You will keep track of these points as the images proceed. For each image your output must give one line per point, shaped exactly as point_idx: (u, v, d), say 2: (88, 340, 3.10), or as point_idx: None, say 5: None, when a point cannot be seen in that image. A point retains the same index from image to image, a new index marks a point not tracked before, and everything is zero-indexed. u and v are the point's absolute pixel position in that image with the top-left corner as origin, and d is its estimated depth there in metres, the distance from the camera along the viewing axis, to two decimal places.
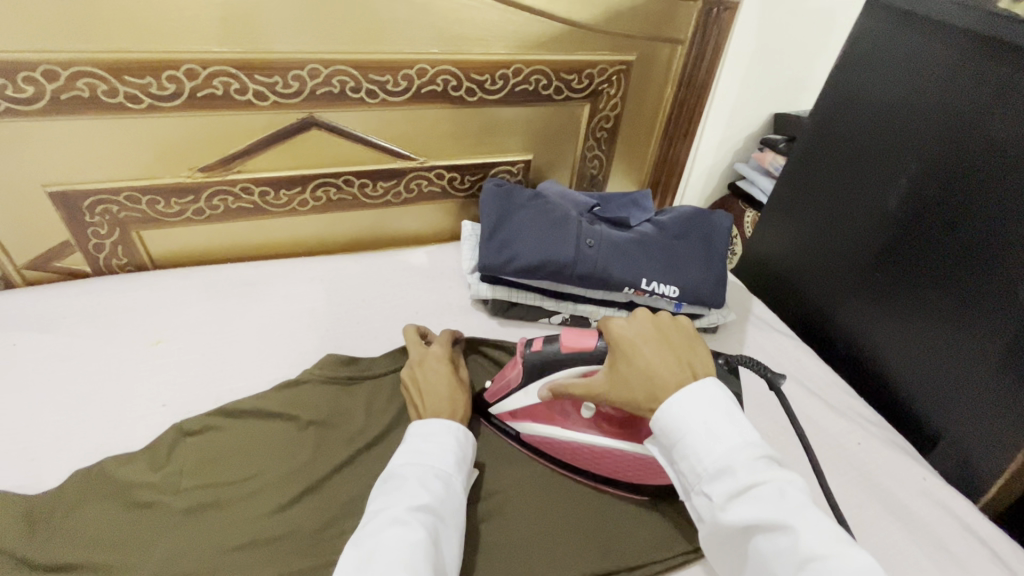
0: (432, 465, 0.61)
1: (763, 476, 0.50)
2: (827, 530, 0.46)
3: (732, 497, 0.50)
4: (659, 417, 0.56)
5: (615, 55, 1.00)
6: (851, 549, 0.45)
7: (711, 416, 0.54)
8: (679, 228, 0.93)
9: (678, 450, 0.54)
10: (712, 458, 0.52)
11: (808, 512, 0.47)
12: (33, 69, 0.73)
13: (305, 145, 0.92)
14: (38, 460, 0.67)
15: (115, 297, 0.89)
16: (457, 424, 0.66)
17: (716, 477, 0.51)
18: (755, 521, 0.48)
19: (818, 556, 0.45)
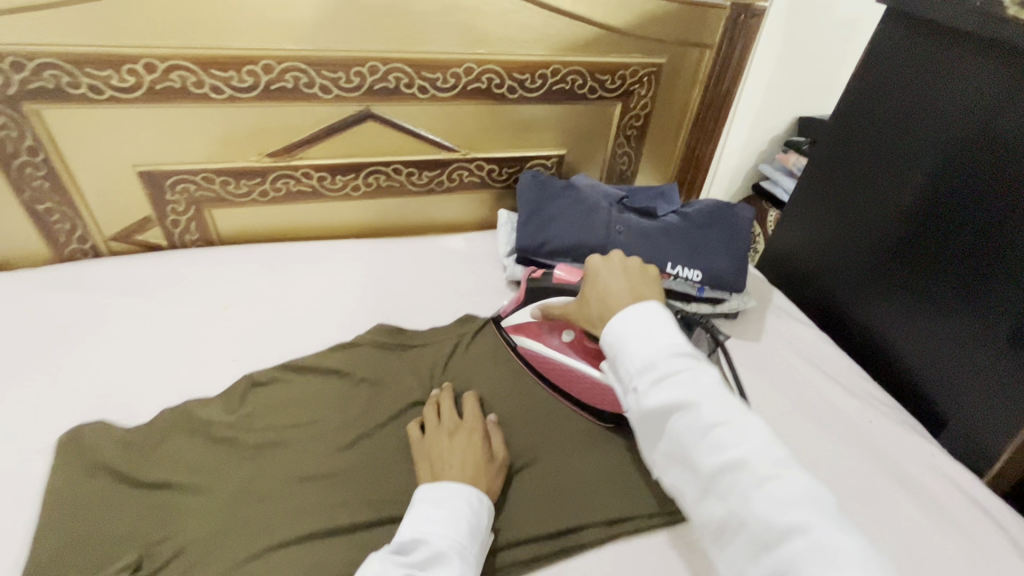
0: (445, 536, 0.58)
1: (683, 365, 0.55)
2: (724, 404, 0.53)
3: (656, 386, 0.55)
4: (605, 327, 0.61)
5: (647, 58, 1.07)
6: (745, 419, 0.52)
7: (648, 322, 0.59)
8: (704, 219, 0.99)
9: (613, 350, 0.59)
10: (640, 356, 0.56)
11: (715, 391, 0.54)
12: (136, 62, 0.83)
13: (361, 135, 1.01)
14: (130, 399, 0.77)
15: (189, 267, 0.99)
16: (471, 489, 0.64)
17: (643, 372, 0.56)
18: (671, 401, 0.53)
19: (722, 423, 0.51)
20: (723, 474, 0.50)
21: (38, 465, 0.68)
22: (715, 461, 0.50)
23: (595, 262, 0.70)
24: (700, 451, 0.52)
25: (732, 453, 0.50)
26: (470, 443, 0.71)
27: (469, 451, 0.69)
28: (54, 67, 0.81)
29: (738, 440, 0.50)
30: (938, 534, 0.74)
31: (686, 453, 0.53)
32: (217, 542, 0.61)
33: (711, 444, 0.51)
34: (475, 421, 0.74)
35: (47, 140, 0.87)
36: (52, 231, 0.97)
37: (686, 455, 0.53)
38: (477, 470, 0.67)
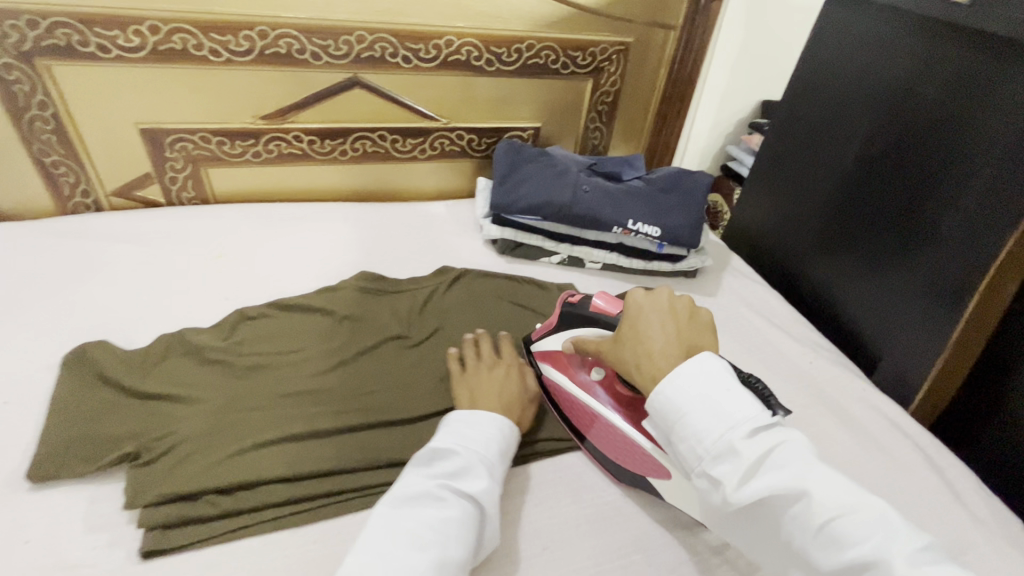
0: (478, 452, 0.64)
1: (768, 447, 0.52)
2: (836, 489, 0.50)
3: (745, 477, 0.52)
4: (654, 398, 0.58)
5: (615, 37, 1.16)
6: (860, 498, 0.49)
7: (711, 392, 0.56)
8: (667, 182, 1.08)
9: (677, 432, 0.56)
10: (713, 439, 0.53)
11: (816, 474, 0.51)
12: (141, 23, 0.91)
13: (349, 102, 1.09)
14: (130, 327, 0.84)
15: (185, 220, 1.06)
16: (503, 418, 0.70)
17: (722, 456, 0.53)
18: (771, 496, 0.50)
19: (837, 514, 0.49)
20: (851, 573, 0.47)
21: (44, 379, 0.74)
22: (836, 558, 0.48)
23: (637, 297, 0.65)
24: (819, 546, 0.49)
25: (859, 549, 0.47)
26: (506, 380, 0.77)
27: (503, 387, 0.76)
28: (66, 25, 0.89)
29: (863, 534, 0.47)
30: (862, 454, 0.82)
31: (797, 545, 0.50)
32: (209, 439, 0.68)
33: (829, 539, 0.48)
34: (511, 360, 0.81)
35: (56, 95, 0.94)
36: (57, 184, 1.04)
37: (800, 550, 0.50)
38: (510, 403, 0.74)
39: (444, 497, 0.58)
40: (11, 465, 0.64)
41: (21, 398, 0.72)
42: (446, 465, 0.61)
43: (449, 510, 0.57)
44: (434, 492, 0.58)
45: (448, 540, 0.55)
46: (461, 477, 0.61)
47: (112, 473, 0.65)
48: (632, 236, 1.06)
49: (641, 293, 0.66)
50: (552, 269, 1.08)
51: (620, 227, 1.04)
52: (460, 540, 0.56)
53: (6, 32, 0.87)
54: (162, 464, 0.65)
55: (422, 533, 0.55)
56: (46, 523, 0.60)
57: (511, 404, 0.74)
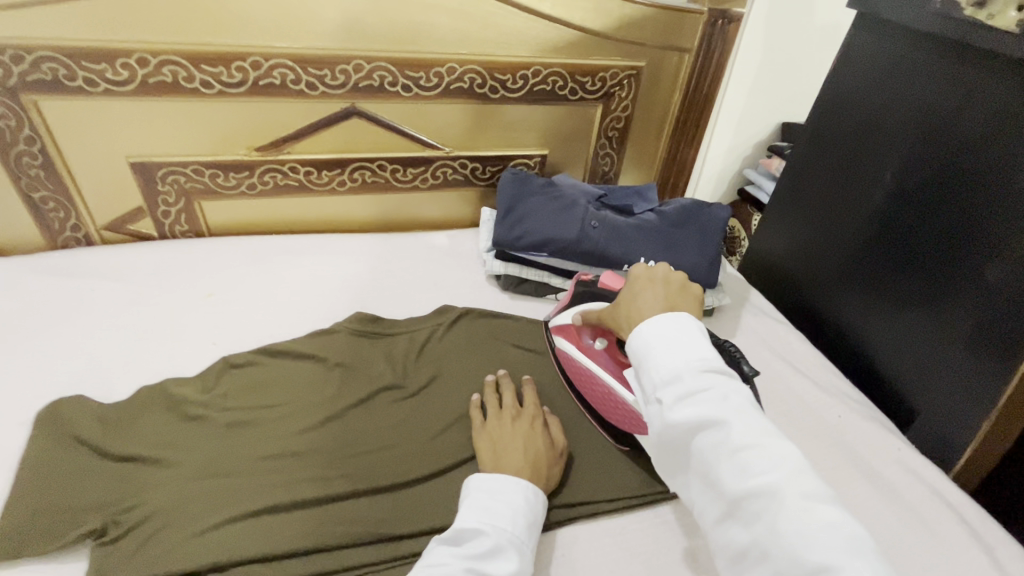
0: (505, 529, 0.59)
1: (714, 383, 0.52)
2: (760, 428, 0.49)
3: (683, 401, 0.52)
4: (631, 337, 0.59)
5: (626, 61, 1.10)
6: (779, 443, 0.49)
7: (677, 332, 0.56)
8: (680, 217, 1.01)
9: (637, 361, 0.57)
10: (667, 367, 0.54)
11: (748, 414, 0.50)
12: (130, 56, 0.87)
13: (347, 131, 1.04)
14: (110, 377, 0.79)
15: (176, 255, 1.02)
16: (528, 483, 0.65)
17: (668, 382, 0.53)
18: (696, 419, 0.50)
19: (752, 446, 0.48)
20: (750, 499, 0.47)
21: (15, 437, 0.70)
22: (740, 485, 0.47)
23: (636, 269, 0.67)
24: (728, 473, 0.48)
25: (762, 480, 0.47)
26: (532, 433, 0.73)
27: (530, 441, 0.71)
28: (52, 60, 0.85)
29: (771, 468, 0.47)
30: (899, 525, 0.75)
31: (708, 473, 0.50)
32: (182, 512, 0.63)
33: (739, 466, 0.48)
34: (535, 412, 0.76)
35: (44, 130, 0.91)
36: (47, 219, 1.00)
37: (710, 479, 0.49)
38: (535, 461, 0.69)
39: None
40: None
41: None
42: (474, 547, 0.56)
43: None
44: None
45: None
46: (488, 560, 0.56)
47: (76, 549, 0.60)
48: None
49: (642, 268, 0.68)
50: (558, 307, 1.03)
51: (631, 265, 0.97)
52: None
53: None
54: (130, 541, 0.60)
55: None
56: None
57: (538, 463, 0.69)
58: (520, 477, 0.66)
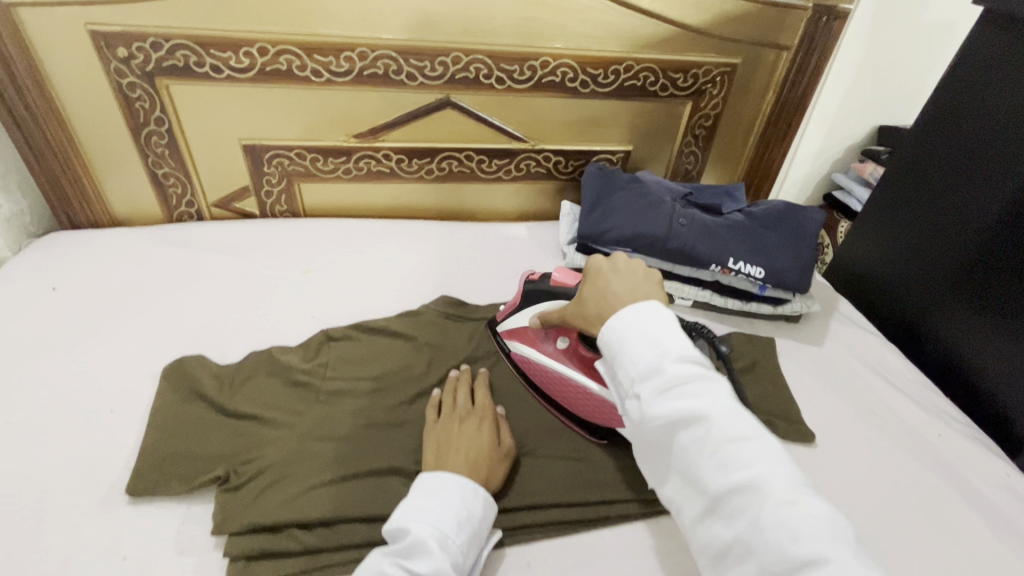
0: (434, 525, 0.58)
1: (690, 375, 0.53)
2: (739, 421, 0.51)
3: (661, 395, 0.53)
4: (603, 331, 0.60)
5: (721, 58, 1.08)
6: (759, 435, 0.51)
7: (651, 320, 0.57)
8: (771, 219, 0.99)
9: (615, 358, 0.58)
10: (644, 361, 0.55)
11: (726, 406, 0.52)
12: (252, 45, 0.94)
13: (439, 122, 1.08)
14: (223, 341, 0.86)
15: (277, 233, 1.09)
16: (463, 479, 0.64)
17: (647, 376, 0.54)
18: (678, 413, 0.51)
19: (732, 440, 0.50)
20: (732, 494, 0.48)
21: (147, 387, 0.78)
22: (722, 480, 0.49)
23: (598, 261, 0.68)
24: (709, 468, 0.50)
25: (744, 473, 0.48)
26: (477, 430, 0.71)
27: (478, 438, 0.70)
28: (185, 47, 0.93)
29: (752, 461, 0.49)
30: (1008, 551, 0.71)
31: (690, 467, 0.51)
32: (295, 468, 0.68)
33: (720, 461, 0.49)
34: (484, 409, 0.74)
35: (172, 112, 0.99)
36: (166, 193, 1.10)
37: (693, 474, 0.51)
38: (476, 462, 0.67)
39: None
40: (113, 474, 0.67)
41: (124, 407, 0.74)
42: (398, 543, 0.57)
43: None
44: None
45: None
46: (414, 557, 0.55)
47: (203, 493, 0.66)
48: (731, 275, 0.97)
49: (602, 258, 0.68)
50: None
51: (719, 265, 0.95)
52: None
53: (133, 53, 0.92)
54: (248, 490, 0.65)
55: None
56: (142, 540, 0.61)
57: (479, 463, 0.67)
58: (456, 475, 0.64)
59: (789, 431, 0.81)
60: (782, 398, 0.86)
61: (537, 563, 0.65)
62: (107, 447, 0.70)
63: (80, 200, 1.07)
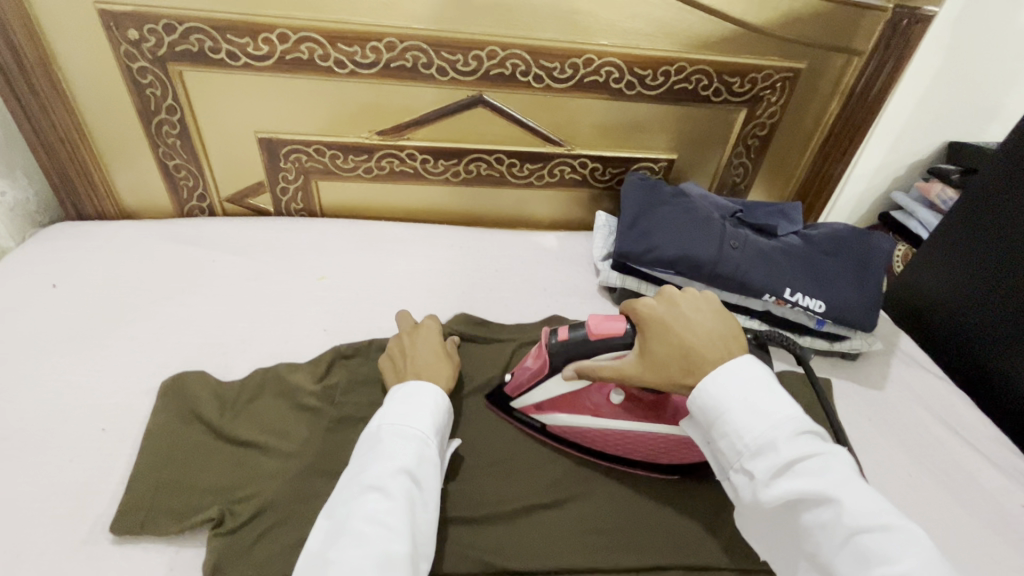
0: (414, 430, 0.59)
1: (806, 451, 0.49)
2: (872, 503, 0.46)
3: (776, 475, 0.49)
4: (695, 398, 0.56)
5: (784, 62, 0.97)
6: (896, 519, 0.46)
7: (754, 389, 0.53)
8: (832, 244, 0.89)
9: (717, 429, 0.54)
10: (754, 435, 0.51)
11: (854, 487, 0.47)
12: (271, 31, 0.86)
13: (469, 121, 1.00)
14: (228, 354, 0.79)
15: (291, 233, 1.02)
16: (434, 387, 0.66)
17: (758, 454, 0.50)
18: (800, 495, 0.47)
19: (867, 527, 0.45)
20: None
21: (143, 403, 0.71)
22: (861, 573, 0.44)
23: (652, 307, 0.60)
24: (844, 556, 0.46)
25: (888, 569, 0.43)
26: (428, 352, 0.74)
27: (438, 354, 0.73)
28: (200, 31, 0.85)
29: (895, 553, 0.44)
30: None
31: (822, 556, 0.47)
32: (300, 508, 0.62)
33: (856, 551, 0.45)
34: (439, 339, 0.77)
35: (184, 100, 0.92)
36: (177, 186, 1.03)
37: (824, 560, 0.47)
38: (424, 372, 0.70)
39: (385, 485, 0.53)
40: (99, 505, 0.61)
41: (117, 426, 0.68)
42: (379, 450, 0.56)
43: (388, 500, 0.52)
44: (370, 483, 0.53)
45: (394, 530, 0.50)
46: (397, 454, 0.56)
47: (195, 535, 0.60)
48: (786, 307, 0.87)
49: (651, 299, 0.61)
50: None
51: (773, 296, 0.85)
52: (409, 531, 0.50)
53: (144, 36, 0.85)
54: (246, 534, 0.59)
55: (363, 527, 0.49)
56: None
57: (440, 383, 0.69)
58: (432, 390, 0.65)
59: None
60: None
61: None
62: (94, 472, 0.64)
63: (87, 189, 1.01)
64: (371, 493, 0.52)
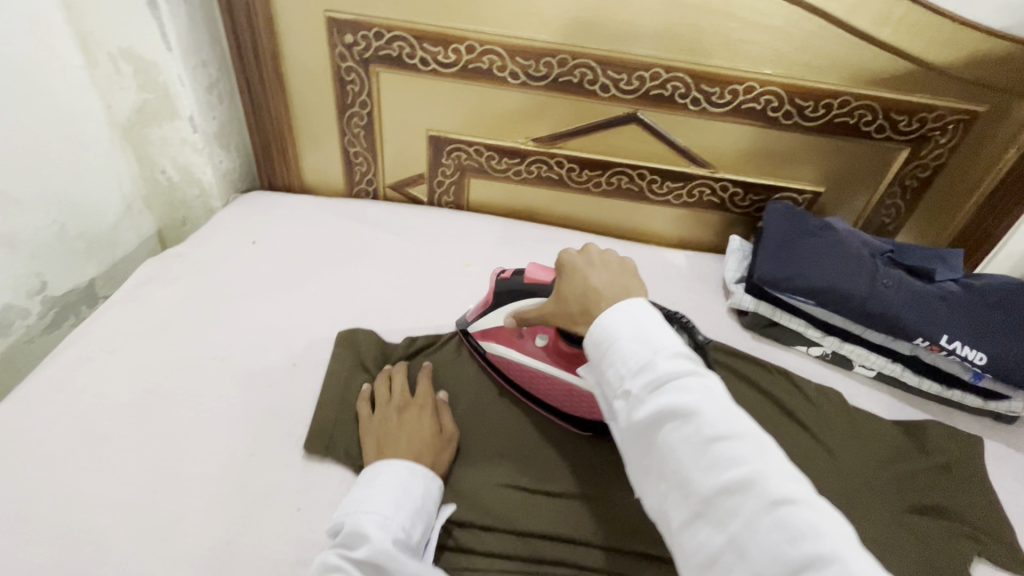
0: (376, 511, 0.58)
1: (683, 372, 0.50)
2: (729, 418, 0.49)
3: (650, 391, 0.50)
4: (591, 329, 0.56)
5: (960, 103, 0.94)
6: (748, 429, 0.49)
7: (642, 317, 0.54)
8: (999, 297, 0.84)
9: (606, 357, 0.54)
10: (636, 357, 0.52)
11: (718, 405, 0.49)
12: (462, 43, 0.97)
13: (619, 137, 1.05)
14: (391, 320, 0.91)
15: (442, 222, 1.13)
16: (405, 463, 0.65)
17: (638, 378, 0.51)
18: (667, 409, 0.49)
19: (725, 437, 0.47)
20: (723, 494, 0.46)
21: (324, 349, 0.84)
22: (714, 478, 0.46)
23: (569, 258, 0.63)
24: (699, 468, 0.47)
25: (738, 472, 0.46)
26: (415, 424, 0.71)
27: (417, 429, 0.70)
28: (402, 39, 0.98)
29: (743, 459, 0.46)
30: None
31: (683, 469, 0.48)
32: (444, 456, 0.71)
33: (710, 460, 0.47)
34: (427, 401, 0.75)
35: (375, 97, 1.06)
36: (352, 170, 1.18)
37: (682, 475, 0.48)
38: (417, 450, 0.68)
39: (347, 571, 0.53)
40: (294, 425, 0.73)
41: (303, 367, 0.81)
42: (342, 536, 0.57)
43: None
44: (332, 569, 0.53)
45: None
46: (357, 545, 0.55)
47: None
48: (940, 354, 0.84)
49: (574, 251, 0.65)
50: (809, 363, 0.92)
51: (927, 340, 0.83)
52: None
53: (357, 40, 0.99)
54: None
55: None
56: (315, 496, 0.66)
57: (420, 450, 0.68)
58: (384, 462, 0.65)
59: (1001, 554, 0.69)
60: (987, 509, 0.73)
61: None
62: (289, 399, 0.76)
63: (281, 165, 1.19)
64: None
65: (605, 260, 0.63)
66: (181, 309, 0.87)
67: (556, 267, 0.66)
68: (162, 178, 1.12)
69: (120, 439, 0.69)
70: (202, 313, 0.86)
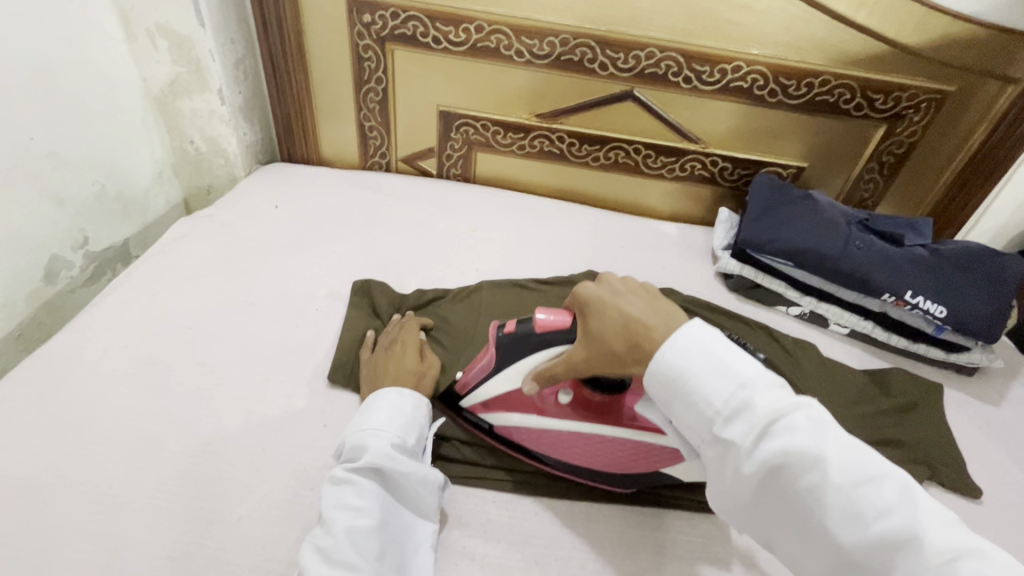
0: (370, 426, 0.65)
1: (786, 409, 0.48)
2: (855, 457, 0.46)
3: (757, 439, 0.48)
4: (653, 367, 0.54)
5: (932, 83, 1.01)
6: (873, 462, 0.46)
7: (716, 349, 0.52)
8: (962, 258, 0.92)
9: (687, 400, 0.52)
10: (727, 399, 0.49)
11: (835, 442, 0.46)
12: (472, 23, 1.05)
13: (616, 113, 1.13)
14: (403, 276, 0.99)
15: (450, 193, 1.21)
16: (394, 388, 0.71)
17: (736, 422, 0.49)
18: (785, 459, 0.46)
19: (858, 480, 0.45)
20: (875, 547, 0.43)
21: (344, 298, 0.92)
22: (859, 531, 0.44)
23: (590, 291, 0.60)
24: (840, 520, 0.45)
25: (886, 521, 0.43)
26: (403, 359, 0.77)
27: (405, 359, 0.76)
28: (417, 19, 1.06)
29: (886, 504, 0.44)
30: None
31: (816, 521, 0.46)
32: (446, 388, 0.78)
33: (849, 511, 0.44)
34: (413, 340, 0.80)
35: (390, 74, 1.14)
36: (367, 143, 1.27)
37: (821, 528, 0.46)
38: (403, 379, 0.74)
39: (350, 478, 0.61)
40: (318, 360, 0.81)
41: (324, 312, 0.89)
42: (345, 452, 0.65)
43: (355, 488, 0.61)
44: (339, 480, 0.62)
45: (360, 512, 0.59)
46: (357, 457, 0.63)
47: None
48: (906, 309, 0.92)
49: (592, 283, 0.61)
50: (788, 321, 0.99)
51: (894, 296, 0.91)
52: (372, 513, 0.59)
53: (375, 20, 1.07)
54: None
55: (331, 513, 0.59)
56: (337, 417, 0.75)
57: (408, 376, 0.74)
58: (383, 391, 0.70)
59: (950, 479, 0.76)
60: (941, 442, 0.81)
61: (671, 532, 0.70)
62: (312, 338, 0.84)
63: (301, 138, 1.27)
64: (341, 485, 0.61)
65: (627, 284, 0.61)
66: (213, 261, 0.95)
67: (577, 309, 0.62)
68: (190, 147, 1.20)
69: (163, 367, 0.77)
70: (232, 265, 0.95)
